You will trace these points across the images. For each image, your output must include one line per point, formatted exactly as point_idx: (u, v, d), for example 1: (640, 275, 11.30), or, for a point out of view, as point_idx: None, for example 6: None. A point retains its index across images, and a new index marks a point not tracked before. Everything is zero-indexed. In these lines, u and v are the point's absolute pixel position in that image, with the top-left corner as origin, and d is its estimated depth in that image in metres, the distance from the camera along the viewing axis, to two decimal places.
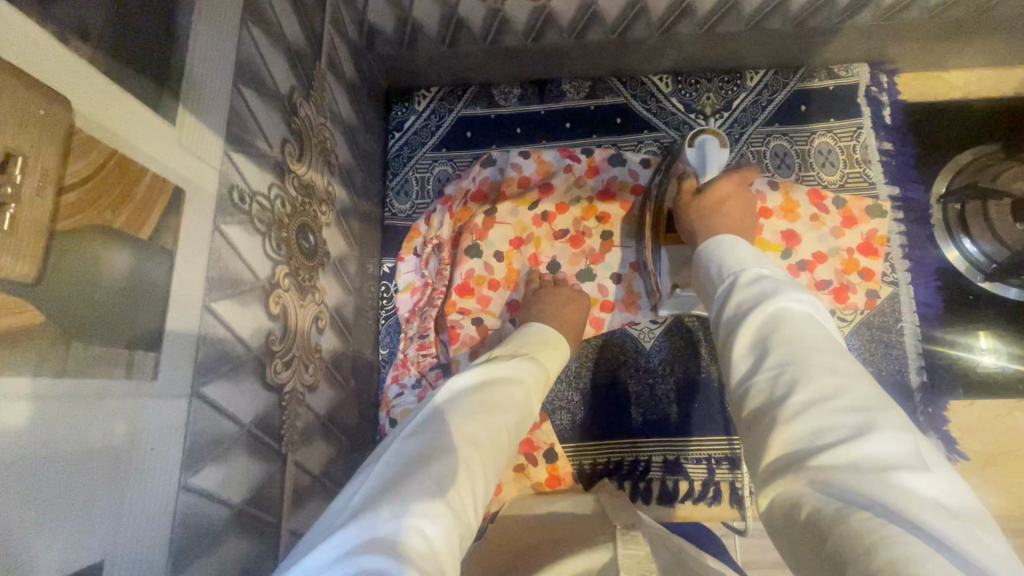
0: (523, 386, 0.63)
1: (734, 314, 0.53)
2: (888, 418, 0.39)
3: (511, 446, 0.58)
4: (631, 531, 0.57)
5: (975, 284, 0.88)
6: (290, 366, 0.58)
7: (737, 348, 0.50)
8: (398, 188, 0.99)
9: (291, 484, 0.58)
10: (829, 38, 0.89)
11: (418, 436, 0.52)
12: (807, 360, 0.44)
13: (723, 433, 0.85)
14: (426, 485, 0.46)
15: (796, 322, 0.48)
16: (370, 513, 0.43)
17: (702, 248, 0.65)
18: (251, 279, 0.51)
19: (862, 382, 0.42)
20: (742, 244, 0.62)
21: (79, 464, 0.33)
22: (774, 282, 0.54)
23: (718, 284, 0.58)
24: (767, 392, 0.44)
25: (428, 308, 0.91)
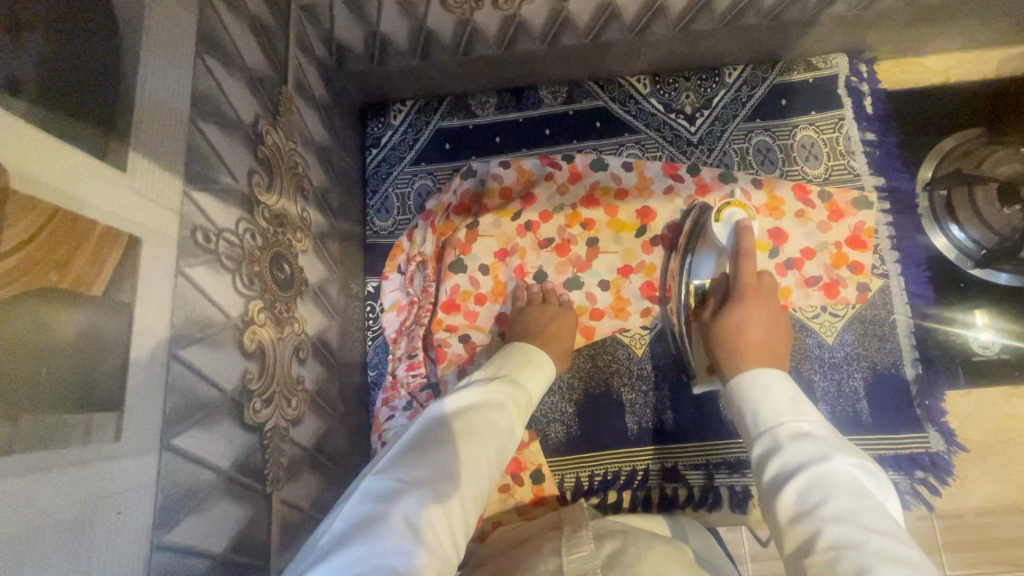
0: (504, 409, 0.62)
1: (776, 480, 0.53)
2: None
3: (495, 470, 0.57)
4: (577, 537, 0.57)
5: (966, 272, 0.87)
6: (270, 403, 0.57)
7: (782, 517, 0.50)
8: (378, 205, 0.96)
9: (279, 523, 0.57)
10: (805, 31, 0.87)
11: (391, 470, 0.51)
12: (866, 539, 0.43)
13: (721, 436, 0.84)
14: (400, 522, 0.45)
15: (844, 491, 0.48)
16: (338, 558, 0.42)
17: (730, 384, 0.66)
18: (221, 318, 0.50)
19: (923, 566, 0.42)
20: (779, 378, 0.63)
21: (38, 542, 0.31)
22: (816, 441, 0.54)
23: (757, 441, 0.59)
24: (821, 556, 0.44)
25: (415, 326, 0.88)
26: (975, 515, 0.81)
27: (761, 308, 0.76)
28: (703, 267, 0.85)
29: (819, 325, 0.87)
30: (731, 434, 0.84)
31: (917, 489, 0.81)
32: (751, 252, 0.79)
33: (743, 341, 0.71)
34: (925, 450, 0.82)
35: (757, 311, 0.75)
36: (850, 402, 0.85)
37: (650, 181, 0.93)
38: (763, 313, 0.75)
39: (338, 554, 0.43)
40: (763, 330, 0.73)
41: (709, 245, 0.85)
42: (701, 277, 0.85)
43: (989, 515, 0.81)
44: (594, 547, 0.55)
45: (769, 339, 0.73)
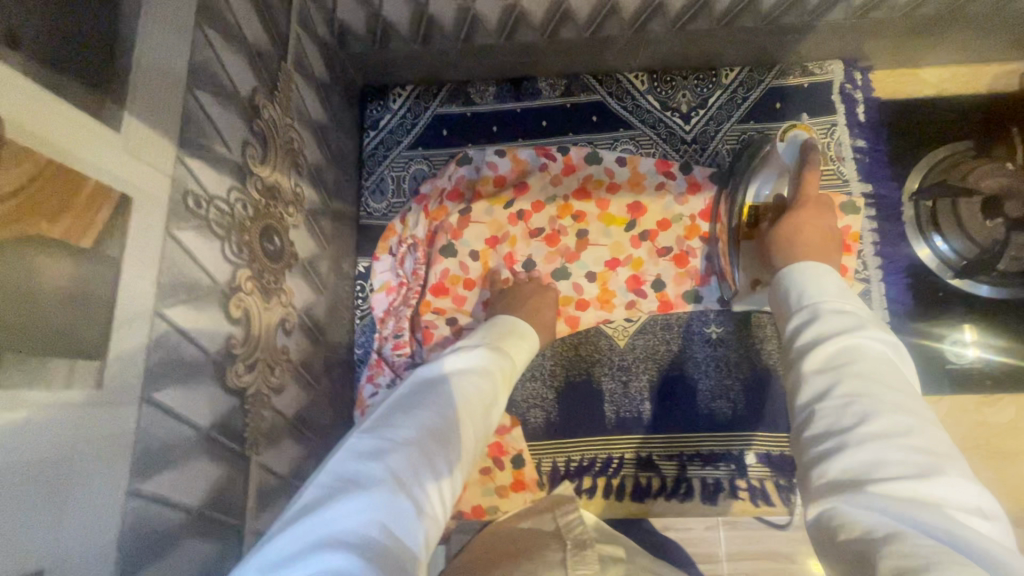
0: (489, 377, 0.64)
1: (805, 342, 0.57)
2: (955, 465, 0.44)
3: (480, 433, 0.59)
4: (581, 555, 0.68)
5: (946, 281, 0.88)
6: (253, 369, 0.59)
7: (808, 369, 0.54)
8: (373, 187, 0.98)
9: (256, 485, 0.59)
10: (803, 35, 0.88)
11: (376, 432, 0.53)
12: (879, 395, 0.49)
13: (697, 429, 0.86)
14: (385, 477, 0.47)
15: (873, 361, 0.52)
16: (328, 513, 0.44)
17: (780, 272, 0.67)
18: (208, 282, 0.51)
19: (930, 425, 0.48)
20: (827, 269, 0.64)
21: (17, 475, 0.33)
22: (857, 318, 0.57)
23: (796, 312, 0.61)
24: (834, 418, 0.49)
25: (403, 307, 0.90)
26: None
27: (821, 219, 0.74)
28: (760, 188, 0.84)
29: None
30: (705, 429, 0.86)
31: None
32: (818, 168, 0.76)
33: (800, 240, 0.70)
34: None
35: (816, 221, 0.73)
36: None
37: (643, 176, 0.95)
38: (818, 221, 0.73)
39: (329, 507, 0.45)
40: (820, 234, 0.72)
41: (769, 169, 0.83)
42: (758, 198, 0.83)
43: None
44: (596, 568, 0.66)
45: (824, 237, 0.72)
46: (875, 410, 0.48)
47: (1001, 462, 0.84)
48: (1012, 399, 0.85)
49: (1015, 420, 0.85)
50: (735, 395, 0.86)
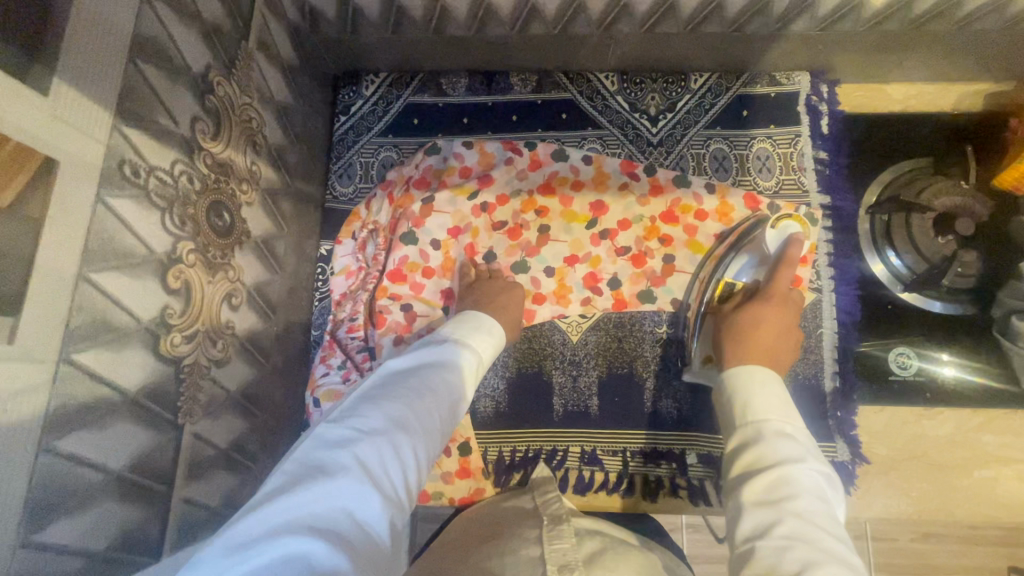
0: (456, 371, 0.69)
1: (749, 465, 0.61)
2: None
3: (442, 428, 0.62)
4: (558, 530, 0.63)
5: (895, 294, 0.90)
6: (192, 340, 0.60)
7: (749, 500, 0.58)
8: (341, 171, 0.99)
9: (189, 454, 0.60)
10: (769, 44, 0.89)
11: (346, 420, 0.55)
12: (817, 542, 0.51)
13: (642, 426, 0.87)
14: (353, 465, 0.49)
15: (810, 497, 0.56)
16: (303, 495, 0.45)
17: (727, 375, 0.71)
18: (144, 252, 0.53)
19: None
20: (773, 381, 0.69)
21: None
22: (795, 445, 0.60)
23: (740, 429, 0.65)
24: (772, 557, 0.51)
25: (361, 292, 0.91)
26: (870, 524, 0.86)
27: (781, 317, 0.79)
28: (739, 267, 0.87)
29: None
30: (649, 426, 0.87)
31: None
32: (795, 263, 0.82)
33: (755, 337, 0.76)
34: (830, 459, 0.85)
35: (777, 321, 0.79)
36: None
37: (607, 176, 0.97)
38: (777, 323, 0.78)
39: (302, 489, 0.46)
40: (772, 333, 0.77)
41: (752, 250, 0.87)
42: (733, 276, 0.87)
43: (883, 525, 0.86)
44: (575, 542, 0.60)
45: (776, 345, 0.76)
46: (812, 554, 0.50)
47: (936, 474, 0.86)
48: (951, 414, 0.87)
49: (953, 433, 0.87)
50: (680, 394, 0.88)
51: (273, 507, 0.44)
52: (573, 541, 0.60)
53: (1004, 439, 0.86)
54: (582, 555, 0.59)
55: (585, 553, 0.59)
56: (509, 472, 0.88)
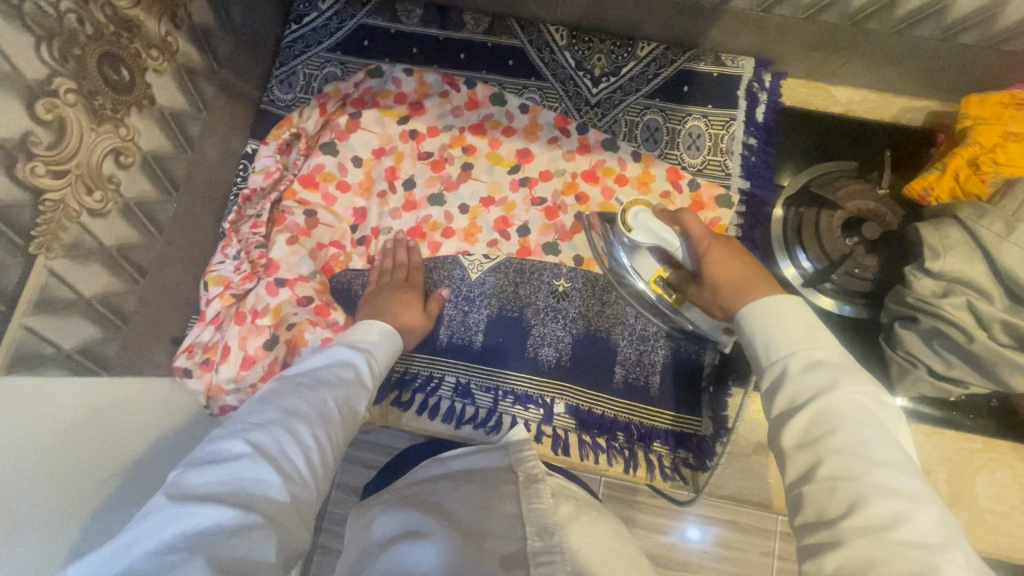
0: (357, 365, 0.69)
1: (785, 407, 0.51)
2: (952, 560, 0.40)
3: (353, 413, 0.63)
4: (535, 488, 0.63)
5: (795, 290, 0.91)
6: (61, 178, 0.62)
7: (787, 442, 0.50)
8: (282, 78, 1.00)
9: (40, 284, 0.62)
10: (712, 19, 0.90)
11: (240, 416, 0.57)
12: (868, 482, 0.44)
13: (518, 369, 0.89)
14: (246, 451, 0.51)
15: (857, 426, 0.47)
16: (192, 483, 0.48)
17: (737, 317, 0.60)
18: (9, 71, 0.54)
19: (923, 505, 0.43)
20: (789, 304, 0.56)
21: None
22: (828, 371, 0.51)
23: (766, 370, 0.55)
24: (821, 504, 0.45)
25: (273, 191, 0.93)
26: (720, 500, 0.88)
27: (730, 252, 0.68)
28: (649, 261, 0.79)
29: None
30: (525, 370, 0.89)
31: (677, 464, 0.86)
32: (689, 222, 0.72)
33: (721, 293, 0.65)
34: (693, 432, 0.86)
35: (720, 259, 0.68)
36: (645, 372, 0.89)
37: (540, 127, 0.97)
38: (726, 257, 0.67)
39: (194, 478, 0.49)
40: (741, 267, 0.66)
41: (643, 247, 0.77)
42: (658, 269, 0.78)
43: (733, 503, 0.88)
44: (551, 503, 0.61)
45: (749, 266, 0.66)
46: (863, 497, 0.43)
47: None
48: None
49: None
50: (562, 345, 0.90)
51: (168, 494, 0.47)
52: (549, 502, 0.61)
53: None
54: (557, 516, 0.60)
55: (558, 514, 0.60)
56: (381, 391, 0.89)
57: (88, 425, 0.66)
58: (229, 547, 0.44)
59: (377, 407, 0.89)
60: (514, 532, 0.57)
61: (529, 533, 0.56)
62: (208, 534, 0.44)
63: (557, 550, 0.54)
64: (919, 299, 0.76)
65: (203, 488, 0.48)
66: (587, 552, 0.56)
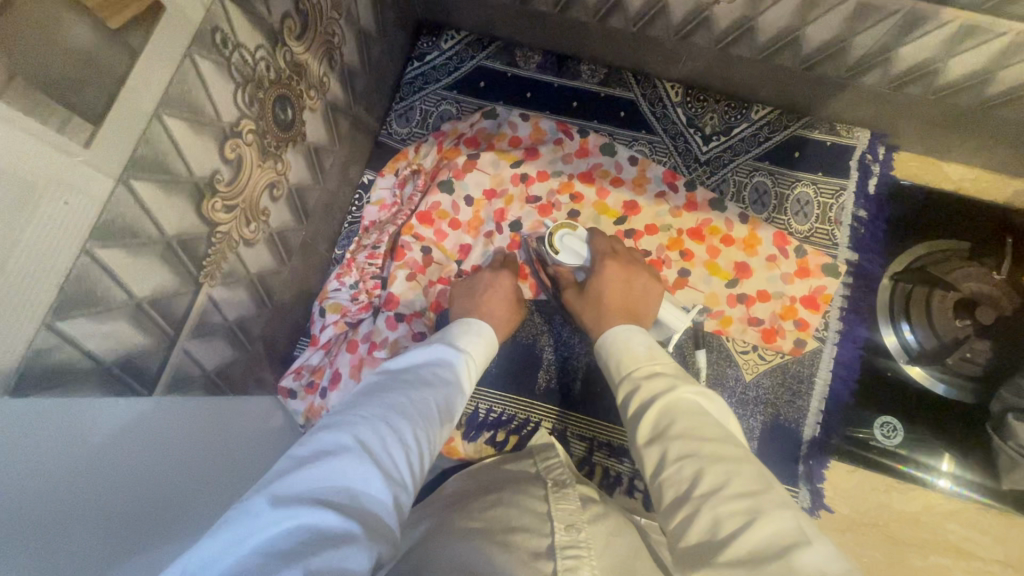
0: (450, 367, 0.70)
1: (637, 411, 0.61)
2: (774, 503, 0.47)
3: (443, 420, 0.63)
4: (564, 493, 0.67)
5: (898, 365, 0.91)
6: (231, 212, 0.65)
7: (641, 439, 0.59)
8: (401, 112, 1.04)
9: (199, 311, 0.65)
10: (836, 92, 0.91)
11: (345, 411, 0.56)
12: (701, 453, 0.53)
13: (617, 421, 0.90)
14: (355, 448, 0.50)
15: (687, 416, 0.57)
16: (303, 473, 0.46)
17: (599, 343, 0.74)
18: (212, 115, 0.58)
19: (745, 465, 0.51)
20: (635, 332, 0.72)
21: (22, 192, 0.40)
22: (666, 378, 0.63)
23: (620, 385, 0.67)
24: (677, 484, 0.52)
25: (389, 224, 0.96)
26: None
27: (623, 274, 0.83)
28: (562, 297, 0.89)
29: (743, 361, 0.94)
30: (622, 423, 0.90)
31: None
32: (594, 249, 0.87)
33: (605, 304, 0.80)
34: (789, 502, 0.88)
35: (614, 277, 0.83)
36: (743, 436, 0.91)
37: (647, 180, 0.98)
38: (617, 274, 0.83)
39: (302, 470, 0.46)
40: (626, 288, 0.82)
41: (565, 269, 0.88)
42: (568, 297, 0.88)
43: None
44: (576, 506, 0.63)
45: (627, 292, 0.82)
46: (701, 465, 0.51)
47: (891, 548, 0.87)
48: (922, 494, 0.88)
49: (919, 513, 0.88)
50: None
51: (275, 485, 0.45)
52: (576, 504, 0.64)
53: (967, 532, 0.86)
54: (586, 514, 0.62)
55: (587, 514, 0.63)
56: (479, 430, 0.91)
57: (199, 430, 0.67)
58: (330, 553, 0.40)
59: (473, 445, 0.89)
60: (543, 528, 0.57)
61: (560, 525, 0.57)
62: (313, 536, 0.41)
63: (584, 543, 0.55)
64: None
65: (309, 484, 0.45)
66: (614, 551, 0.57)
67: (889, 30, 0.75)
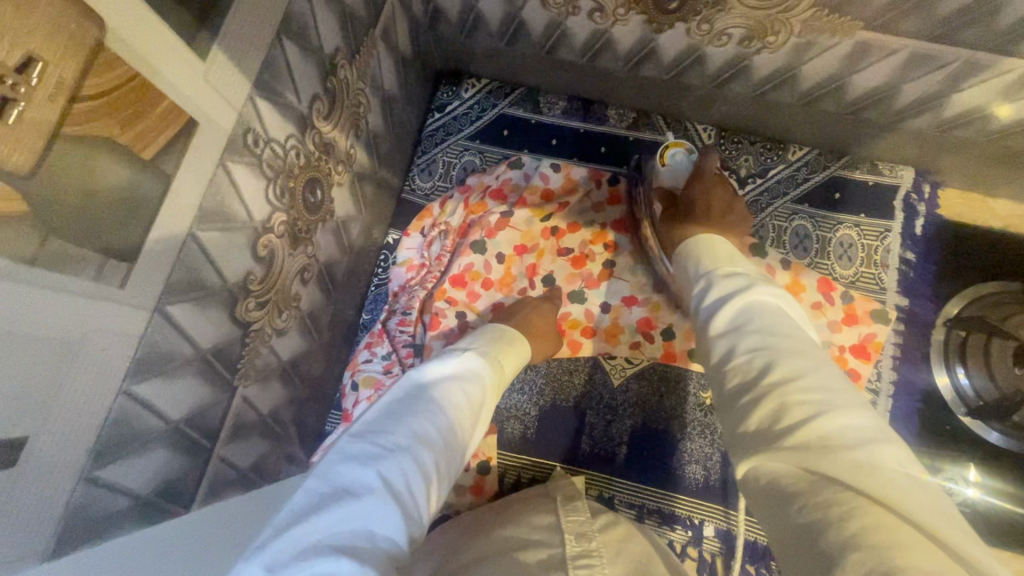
0: (479, 383, 0.64)
1: (716, 299, 0.57)
2: (849, 402, 0.43)
3: (465, 441, 0.58)
4: (574, 505, 0.69)
5: (956, 417, 0.87)
6: (263, 308, 0.62)
7: (715, 326, 0.55)
8: (423, 166, 1.01)
9: (235, 414, 0.61)
10: (881, 134, 0.87)
11: (368, 434, 0.51)
12: (778, 346, 0.48)
13: (666, 487, 0.86)
14: (376, 484, 0.45)
15: (767, 318, 0.52)
16: (318, 519, 0.41)
17: (683, 246, 0.70)
18: (244, 218, 0.54)
19: (822, 365, 0.47)
20: (721, 243, 0.66)
21: (57, 350, 0.36)
22: (747, 279, 0.57)
23: (697, 280, 0.63)
24: (743, 372, 0.49)
25: (419, 287, 0.93)
26: None
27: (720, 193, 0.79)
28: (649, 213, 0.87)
29: None
30: (672, 488, 0.86)
31: None
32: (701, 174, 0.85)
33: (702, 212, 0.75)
34: None
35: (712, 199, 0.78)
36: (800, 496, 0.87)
37: None
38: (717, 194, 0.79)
39: (319, 514, 0.42)
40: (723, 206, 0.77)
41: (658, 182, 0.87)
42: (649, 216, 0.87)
43: None
44: (587, 516, 0.65)
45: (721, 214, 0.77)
46: (773, 357, 0.47)
47: None
48: None
49: None
50: (710, 465, 0.86)
51: (290, 532, 0.40)
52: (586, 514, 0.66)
53: None
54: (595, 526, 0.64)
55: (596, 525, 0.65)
56: None
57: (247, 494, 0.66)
58: None
59: None
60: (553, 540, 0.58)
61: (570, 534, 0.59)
62: None
63: (594, 550, 0.56)
64: None
65: (328, 530, 0.41)
66: (627, 555, 0.59)
67: (941, 79, 0.71)
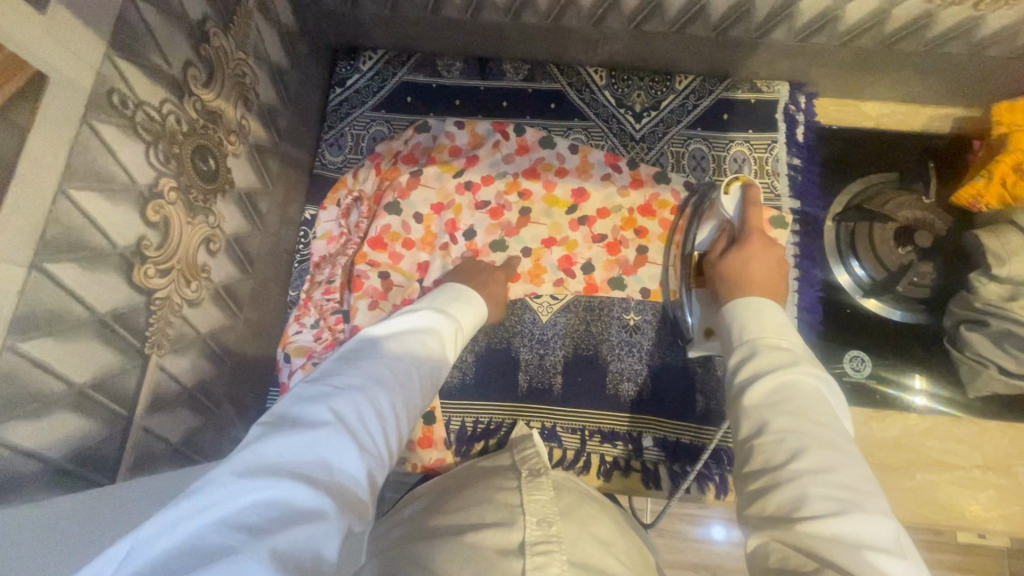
0: (436, 334, 0.67)
1: (753, 368, 0.58)
2: (871, 504, 0.45)
3: (424, 389, 0.61)
4: (537, 482, 0.63)
5: (855, 300, 0.95)
6: (166, 275, 0.62)
7: (749, 398, 0.55)
8: (332, 141, 1.02)
9: (151, 384, 0.62)
10: (750, 52, 0.93)
11: (323, 378, 0.53)
12: (810, 434, 0.50)
13: (603, 408, 0.91)
14: (330, 418, 0.47)
15: (808, 398, 0.53)
16: (271, 445, 0.43)
17: (727, 305, 0.68)
18: (125, 180, 0.54)
19: (851, 460, 0.48)
20: (769, 306, 0.65)
21: None
22: (793, 355, 0.58)
23: (736, 347, 0.62)
24: (769, 454, 0.50)
25: (341, 256, 0.95)
26: None
27: (769, 253, 0.74)
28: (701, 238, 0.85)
29: None
30: (609, 407, 0.91)
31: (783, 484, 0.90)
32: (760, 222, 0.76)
33: (747, 277, 0.70)
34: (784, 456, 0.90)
35: (767, 261, 0.73)
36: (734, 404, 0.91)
37: (591, 165, 0.96)
38: (767, 257, 0.73)
39: (274, 439, 0.44)
40: (769, 270, 0.72)
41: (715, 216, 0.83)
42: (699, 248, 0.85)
43: None
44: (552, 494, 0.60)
45: (772, 279, 0.72)
46: (803, 445, 0.49)
47: (883, 475, 0.91)
48: (899, 417, 0.92)
49: (900, 436, 0.92)
50: (642, 379, 0.91)
51: (245, 455, 0.43)
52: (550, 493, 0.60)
53: (946, 445, 0.91)
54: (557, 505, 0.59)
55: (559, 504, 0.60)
56: (470, 442, 0.91)
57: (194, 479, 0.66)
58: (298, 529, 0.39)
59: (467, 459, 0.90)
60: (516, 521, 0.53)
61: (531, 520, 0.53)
62: (280, 511, 0.39)
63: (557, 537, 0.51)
64: (987, 303, 0.82)
65: (285, 456, 0.43)
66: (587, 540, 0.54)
67: None
